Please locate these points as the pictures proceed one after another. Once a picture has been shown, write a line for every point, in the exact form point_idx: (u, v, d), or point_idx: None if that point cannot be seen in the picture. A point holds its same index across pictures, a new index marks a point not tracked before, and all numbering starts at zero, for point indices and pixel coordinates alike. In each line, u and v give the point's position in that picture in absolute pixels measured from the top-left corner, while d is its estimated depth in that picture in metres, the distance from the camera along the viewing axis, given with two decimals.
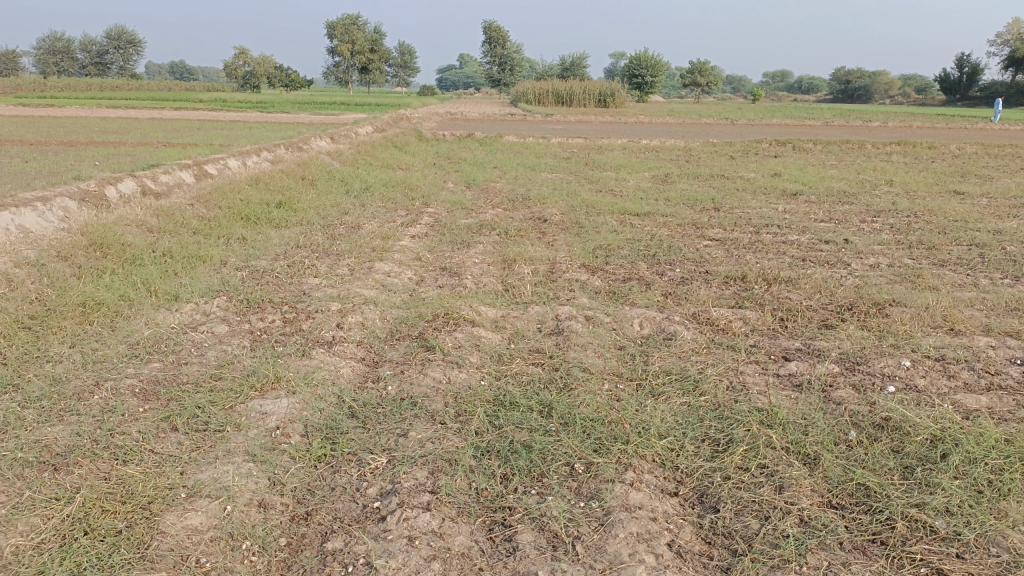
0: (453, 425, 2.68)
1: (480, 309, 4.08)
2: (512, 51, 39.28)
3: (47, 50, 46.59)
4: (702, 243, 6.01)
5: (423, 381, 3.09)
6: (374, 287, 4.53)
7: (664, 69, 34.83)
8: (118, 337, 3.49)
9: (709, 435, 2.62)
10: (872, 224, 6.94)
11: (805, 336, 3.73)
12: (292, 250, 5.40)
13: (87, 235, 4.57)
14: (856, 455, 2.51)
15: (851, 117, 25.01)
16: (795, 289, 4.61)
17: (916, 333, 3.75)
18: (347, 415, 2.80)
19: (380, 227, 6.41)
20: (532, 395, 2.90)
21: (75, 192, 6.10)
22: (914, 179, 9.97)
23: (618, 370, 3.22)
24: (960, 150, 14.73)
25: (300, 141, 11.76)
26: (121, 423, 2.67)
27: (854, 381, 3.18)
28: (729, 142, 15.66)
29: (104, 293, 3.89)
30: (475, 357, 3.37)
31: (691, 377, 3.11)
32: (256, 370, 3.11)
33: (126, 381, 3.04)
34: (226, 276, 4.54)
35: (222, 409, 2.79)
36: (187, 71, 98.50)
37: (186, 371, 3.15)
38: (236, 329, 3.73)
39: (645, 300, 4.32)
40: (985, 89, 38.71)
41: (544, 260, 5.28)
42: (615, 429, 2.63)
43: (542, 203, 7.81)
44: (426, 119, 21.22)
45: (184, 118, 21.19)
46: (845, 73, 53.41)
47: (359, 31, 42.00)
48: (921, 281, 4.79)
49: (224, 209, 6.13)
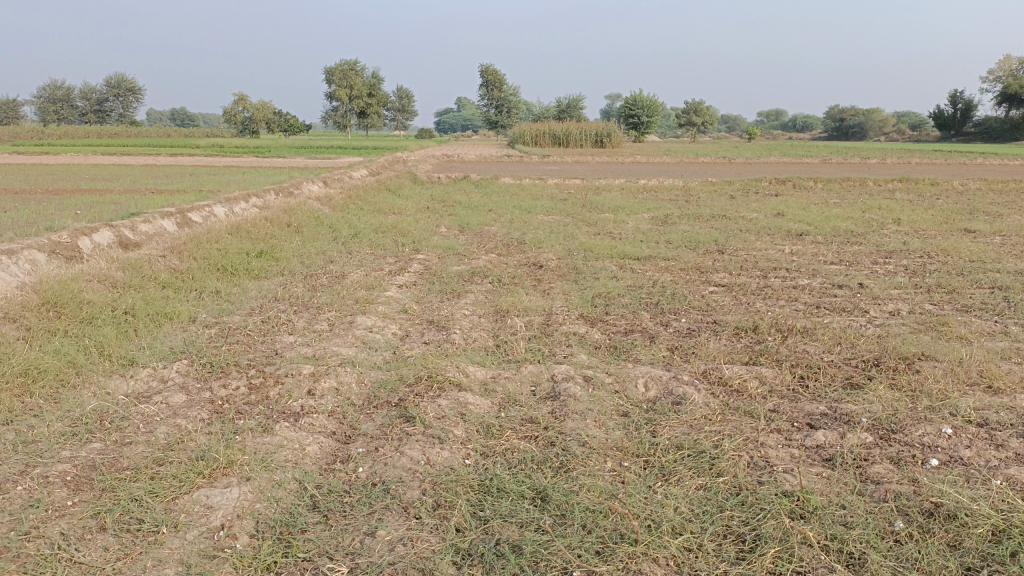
0: (430, 521, 2.28)
1: (468, 370, 3.70)
2: (509, 94, 39.53)
3: (47, 98, 46.95)
4: (708, 289, 5.65)
5: (398, 461, 2.70)
6: (353, 344, 4.16)
7: (660, 109, 34.95)
8: (59, 412, 3.10)
9: (732, 529, 2.23)
10: (885, 266, 6.58)
11: (829, 398, 3.35)
12: (269, 304, 5.04)
13: (41, 294, 4.20)
14: (907, 553, 2.12)
15: (849, 153, 24.83)
16: (813, 341, 4.23)
17: (952, 393, 3.36)
18: (307, 506, 2.41)
19: (365, 276, 6.04)
20: (522, 479, 2.51)
21: (45, 243, 5.77)
22: (923, 217, 9.67)
23: (621, 444, 2.82)
24: (964, 186, 14.45)
25: (293, 185, 11.49)
26: (41, 523, 2.27)
27: (891, 454, 2.79)
28: (729, 180, 15.43)
29: (50, 359, 3.51)
30: (459, 430, 2.97)
31: (706, 453, 2.71)
32: (206, 453, 2.70)
33: (57, 467, 2.64)
34: (191, 336, 4.16)
35: (161, 503, 2.40)
36: (188, 119, 99.73)
37: (128, 454, 2.75)
38: (195, 399, 3.34)
39: (650, 356, 3.94)
40: (980, 124, 38.94)
41: (540, 310, 4.93)
42: (622, 523, 2.24)
43: (538, 247, 7.49)
44: (421, 161, 20.96)
45: (179, 163, 21.06)
46: (838, 111, 53.67)
47: (357, 76, 42.20)
48: (947, 330, 4.42)
49: (199, 260, 5.76)
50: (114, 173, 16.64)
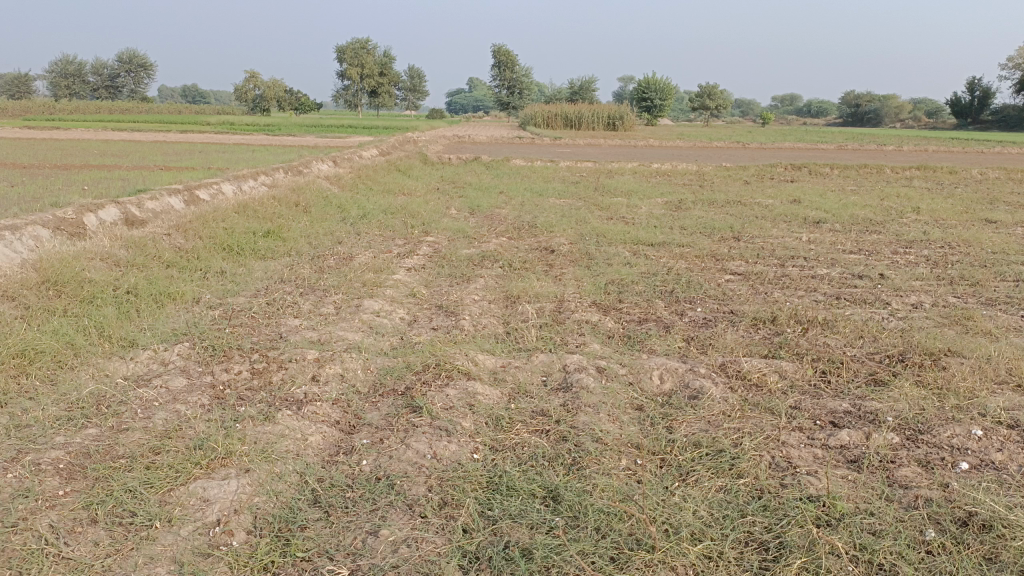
0: (436, 521, 2.17)
1: (478, 358, 3.58)
2: (522, 74, 39.17)
3: (59, 73, 46.79)
4: (724, 278, 5.50)
5: (403, 454, 2.59)
6: (360, 329, 4.05)
7: (673, 92, 34.56)
8: (55, 395, 2.99)
9: (754, 537, 2.11)
10: (905, 256, 6.42)
11: (853, 395, 3.22)
12: (275, 286, 4.93)
13: (41, 271, 4.10)
14: (941, 565, 2.00)
15: (864, 140, 24.49)
16: (833, 334, 4.09)
17: (981, 391, 3.22)
18: (308, 501, 2.30)
19: (373, 258, 5.92)
20: (532, 477, 2.40)
21: (50, 219, 5.67)
22: (942, 205, 9.46)
23: (636, 441, 2.70)
24: (982, 174, 14.21)
25: (302, 164, 11.36)
26: (30, 514, 2.17)
27: (920, 457, 2.66)
28: (743, 165, 15.20)
29: (49, 340, 3.41)
30: (468, 423, 2.86)
31: (726, 452, 2.59)
32: (204, 442, 2.60)
33: (50, 454, 2.54)
34: (195, 318, 4.06)
35: (156, 495, 2.29)
36: (200, 96, 99.84)
37: (124, 441, 2.65)
38: (196, 384, 3.23)
39: (665, 347, 3.81)
40: (998, 112, 38.43)
41: (551, 296, 4.81)
42: (637, 528, 2.12)
43: (550, 231, 7.34)
44: (432, 142, 20.80)
45: (189, 140, 20.93)
46: (853, 97, 53.01)
47: (368, 54, 41.89)
48: (974, 325, 4.27)
49: (205, 238, 5.65)
50: (124, 149, 16.54)
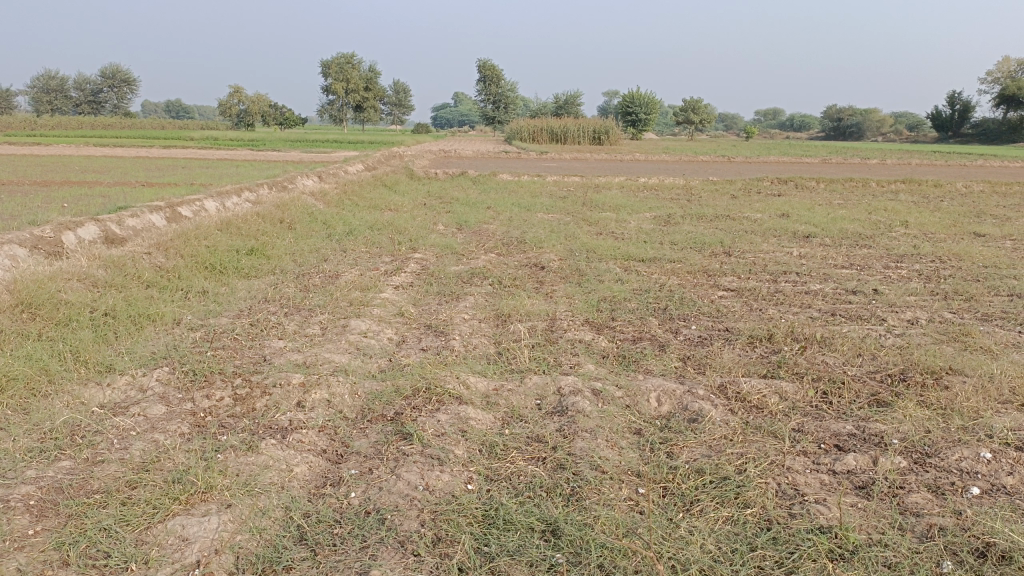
0: (431, 559, 2.06)
1: (469, 381, 3.47)
2: (507, 89, 39.25)
3: (41, 88, 46.41)
4: (717, 294, 5.42)
5: (394, 485, 2.47)
6: (347, 351, 3.93)
7: (658, 107, 34.74)
8: (26, 425, 2.85)
9: (765, 573, 2.01)
10: (898, 271, 6.38)
11: (856, 417, 3.13)
12: (259, 306, 4.79)
13: (15, 293, 3.95)
14: None
15: (848, 153, 24.63)
16: (831, 352, 4.01)
17: (986, 411, 3.14)
18: (293, 538, 2.18)
19: (360, 276, 5.80)
20: (530, 509, 2.29)
21: (26, 238, 5.52)
22: (930, 219, 9.46)
23: (637, 468, 2.60)
24: (967, 187, 14.29)
25: (287, 180, 11.22)
26: None
27: (930, 482, 2.57)
28: (730, 180, 15.21)
29: (22, 366, 3.26)
30: (461, 450, 2.75)
31: (730, 480, 2.49)
32: (183, 476, 2.46)
33: (20, 489, 2.40)
34: (175, 340, 3.92)
35: (132, 533, 2.16)
36: (183, 111, 99.47)
37: (99, 474, 2.51)
38: (176, 411, 3.10)
39: (661, 367, 3.72)
40: (978, 126, 38.88)
41: (543, 315, 4.71)
42: (644, 564, 2.01)
43: (539, 247, 7.25)
44: (419, 157, 20.71)
45: (172, 156, 20.76)
46: (836, 111, 53.49)
47: (353, 70, 41.88)
48: (972, 341, 4.20)
49: (187, 257, 5.51)
50: (106, 165, 16.32)
